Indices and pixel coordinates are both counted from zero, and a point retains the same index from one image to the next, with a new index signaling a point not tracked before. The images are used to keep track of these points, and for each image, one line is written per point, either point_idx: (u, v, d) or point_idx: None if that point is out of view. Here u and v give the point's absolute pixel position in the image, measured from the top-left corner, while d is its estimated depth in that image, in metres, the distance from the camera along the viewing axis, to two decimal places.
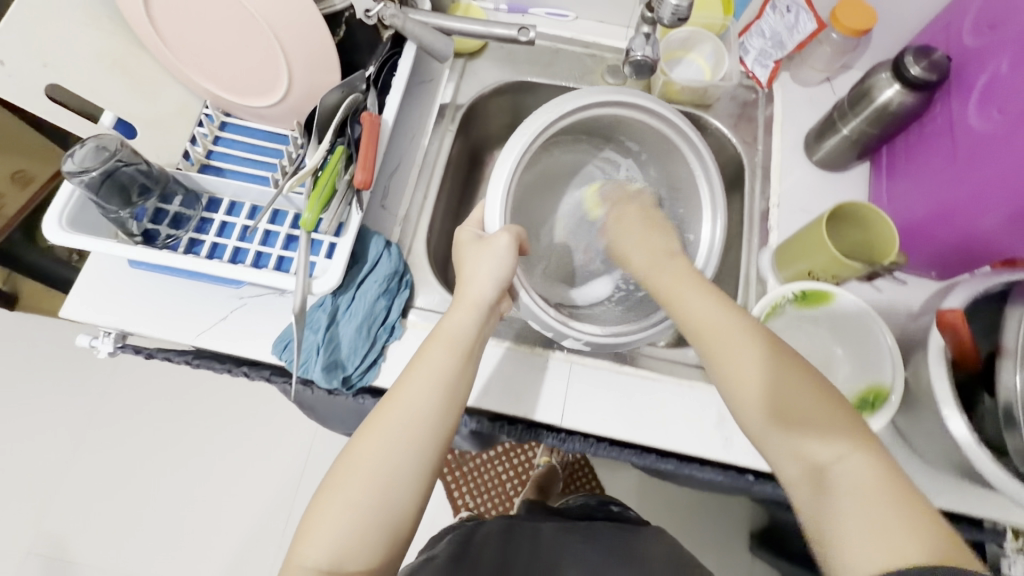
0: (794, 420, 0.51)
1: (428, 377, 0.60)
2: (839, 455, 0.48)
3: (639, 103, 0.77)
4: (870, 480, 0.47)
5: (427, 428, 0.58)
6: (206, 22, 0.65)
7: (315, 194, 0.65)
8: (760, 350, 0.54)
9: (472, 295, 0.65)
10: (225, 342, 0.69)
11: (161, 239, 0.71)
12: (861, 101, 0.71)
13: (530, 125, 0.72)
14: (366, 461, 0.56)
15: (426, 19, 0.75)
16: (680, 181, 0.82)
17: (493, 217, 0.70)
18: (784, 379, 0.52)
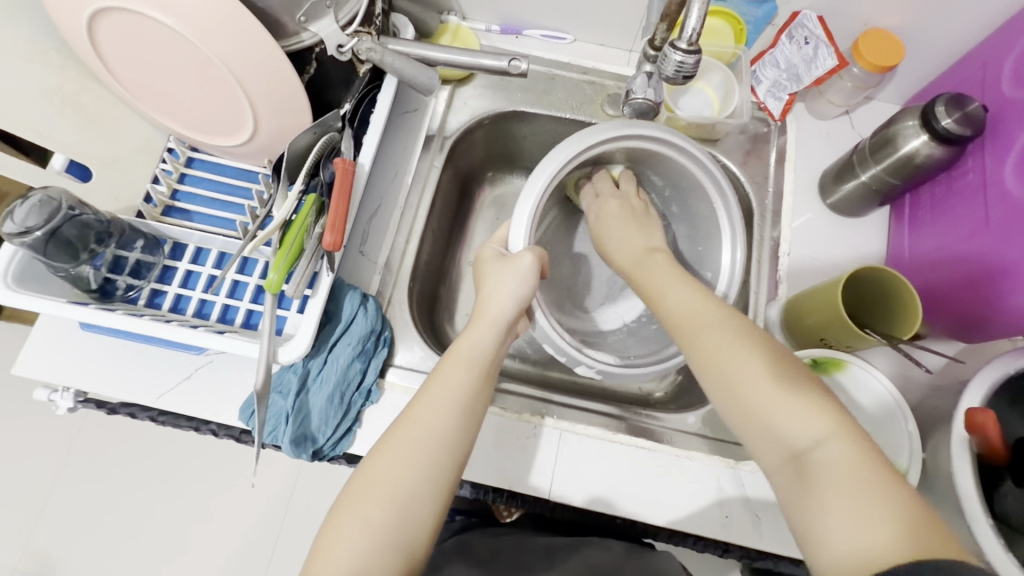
0: (765, 398, 0.46)
1: (448, 390, 0.56)
2: (817, 438, 0.43)
3: (672, 138, 0.67)
4: (849, 466, 0.41)
5: (444, 445, 0.53)
6: (156, 61, 0.58)
7: (281, 252, 0.59)
8: (740, 335, 0.50)
9: (493, 311, 0.62)
10: (189, 404, 0.64)
11: (120, 290, 0.66)
12: (885, 147, 0.65)
13: (559, 154, 0.65)
14: (382, 480, 0.51)
15: (408, 50, 0.69)
16: (710, 219, 0.72)
17: (517, 237, 0.66)
18: (754, 361, 0.48)
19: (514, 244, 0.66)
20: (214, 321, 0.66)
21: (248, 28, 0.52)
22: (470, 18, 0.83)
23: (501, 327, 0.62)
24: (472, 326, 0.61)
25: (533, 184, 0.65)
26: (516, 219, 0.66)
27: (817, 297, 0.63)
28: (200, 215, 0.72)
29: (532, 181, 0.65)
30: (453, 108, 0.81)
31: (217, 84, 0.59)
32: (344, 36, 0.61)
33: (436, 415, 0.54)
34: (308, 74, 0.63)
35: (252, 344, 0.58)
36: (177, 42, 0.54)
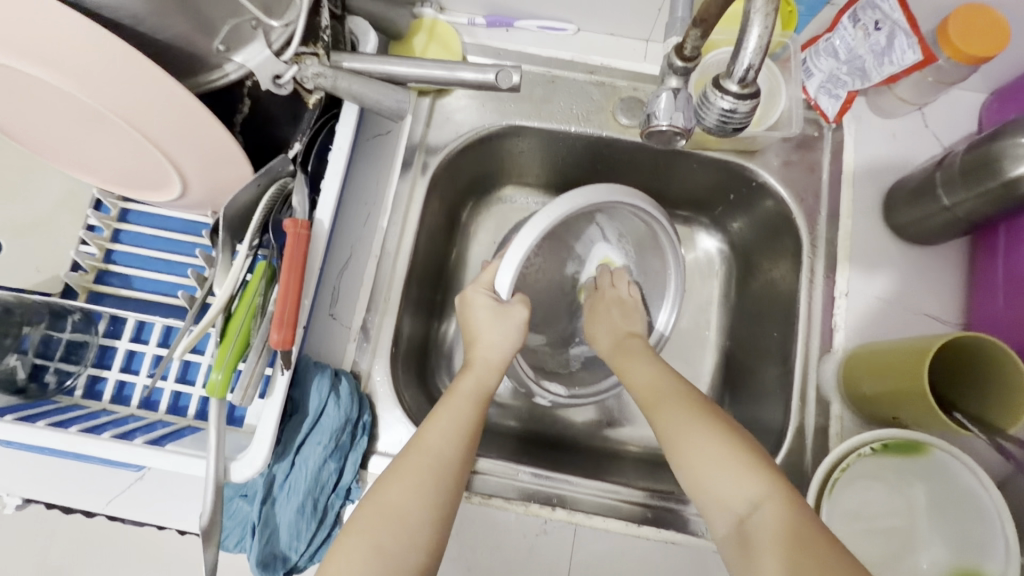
0: (705, 468, 0.45)
1: (456, 420, 0.51)
2: (753, 502, 0.42)
3: (645, 206, 0.62)
4: (783, 529, 0.39)
5: (452, 473, 0.47)
6: (45, 113, 0.46)
7: (224, 347, 0.47)
8: (691, 411, 0.49)
9: (484, 356, 0.57)
10: (141, 511, 0.55)
11: (53, 381, 0.55)
12: (980, 170, 0.51)
13: (556, 207, 0.55)
14: (391, 507, 0.44)
15: (368, 67, 0.56)
16: (656, 275, 0.71)
17: (506, 279, 0.56)
18: (697, 428, 0.47)
19: (502, 288, 0.56)
20: (164, 413, 0.56)
21: (142, 69, 0.39)
22: (449, 9, 0.68)
23: (495, 369, 0.56)
24: (473, 364, 0.56)
25: (524, 234, 0.54)
26: (506, 261, 0.56)
27: (886, 364, 0.52)
28: (142, 279, 0.60)
29: (523, 230, 0.55)
30: (434, 126, 0.67)
31: (126, 139, 0.47)
32: (283, 64, 0.47)
33: (445, 442, 0.49)
34: (241, 114, 0.51)
35: (199, 459, 0.48)
36: (64, 95, 0.43)
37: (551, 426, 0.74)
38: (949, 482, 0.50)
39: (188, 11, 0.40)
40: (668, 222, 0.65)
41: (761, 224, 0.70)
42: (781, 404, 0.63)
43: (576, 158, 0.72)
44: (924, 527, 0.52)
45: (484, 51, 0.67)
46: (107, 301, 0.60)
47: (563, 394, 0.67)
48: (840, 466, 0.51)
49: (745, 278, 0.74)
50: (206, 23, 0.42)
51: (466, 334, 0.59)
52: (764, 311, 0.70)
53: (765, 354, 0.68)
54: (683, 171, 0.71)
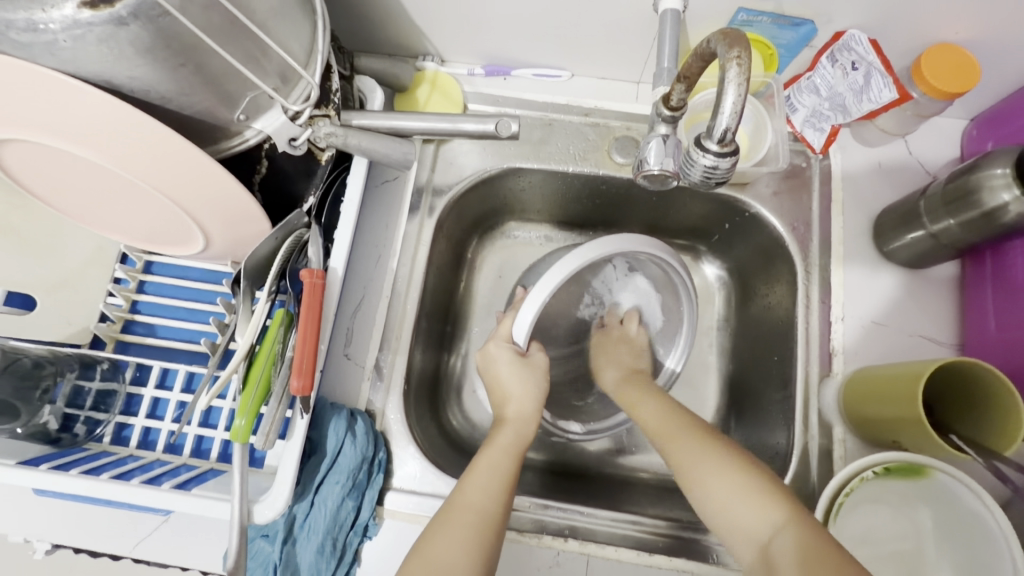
0: (724, 499, 0.47)
1: (495, 473, 0.52)
2: (775, 527, 0.43)
3: (662, 252, 0.63)
4: (805, 549, 0.40)
5: (491, 528, 0.49)
6: (81, 181, 0.50)
7: (246, 394, 0.50)
8: (703, 442, 0.51)
9: (516, 411, 0.59)
10: (165, 555, 0.57)
11: (83, 430, 0.58)
12: (960, 200, 0.54)
13: (577, 254, 0.57)
14: (435, 565, 0.45)
15: (374, 123, 0.60)
16: (672, 310, 0.72)
17: (523, 326, 0.58)
18: (711, 458, 0.50)
19: (519, 334, 0.58)
20: (188, 457, 0.58)
21: (173, 140, 0.43)
22: (449, 61, 0.72)
23: (527, 421, 0.59)
24: (507, 419, 0.58)
25: (549, 278, 0.56)
26: (527, 305, 0.57)
27: (884, 389, 0.53)
28: (165, 328, 0.64)
29: (546, 275, 0.56)
30: (439, 170, 0.70)
31: (159, 201, 0.51)
32: (297, 128, 0.51)
33: (485, 496, 0.50)
34: (259, 173, 0.54)
35: (223, 503, 0.51)
36: (104, 166, 0.47)
37: (561, 455, 0.76)
38: (954, 505, 0.51)
39: (213, 87, 0.44)
40: (683, 267, 0.66)
41: (756, 251, 0.73)
42: (785, 428, 0.64)
43: (575, 194, 0.75)
44: (932, 551, 0.52)
45: (484, 98, 0.71)
46: (133, 349, 0.63)
47: (579, 432, 0.72)
48: (847, 490, 0.52)
49: (744, 304, 0.76)
50: (229, 96, 0.46)
51: (497, 389, 0.61)
52: (764, 335, 0.72)
53: (767, 378, 0.69)
54: (678, 204, 0.74)
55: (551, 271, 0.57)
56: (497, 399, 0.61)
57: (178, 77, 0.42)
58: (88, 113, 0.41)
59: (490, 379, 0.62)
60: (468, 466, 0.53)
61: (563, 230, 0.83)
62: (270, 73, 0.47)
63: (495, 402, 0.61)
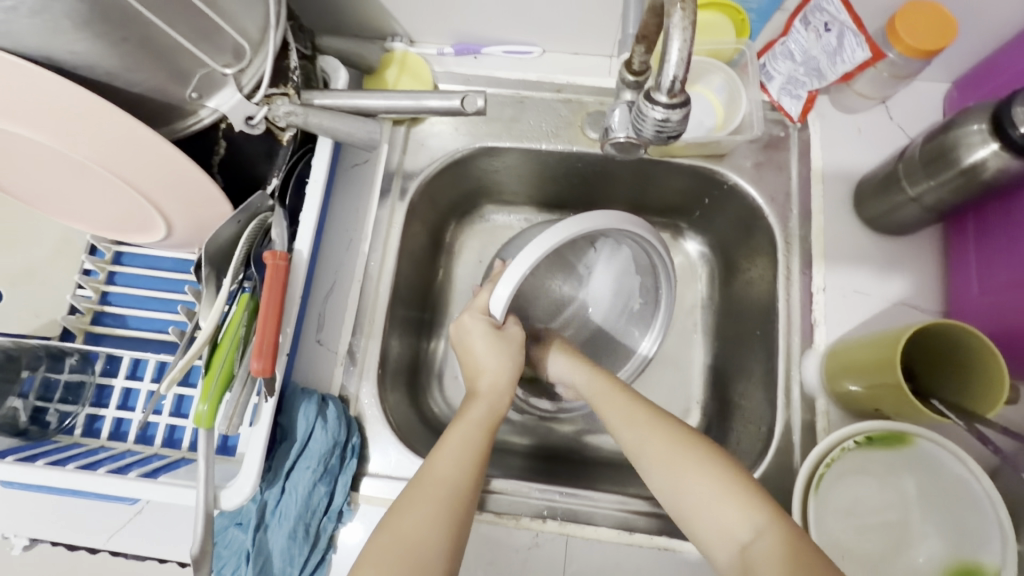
0: (695, 497, 0.45)
1: (467, 448, 0.51)
2: (755, 530, 0.42)
3: (640, 229, 0.61)
4: (785, 555, 0.39)
5: (461, 500, 0.47)
6: (37, 166, 0.49)
7: (209, 379, 0.49)
8: (677, 437, 0.49)
9: (489, 385, 0.58)
10: (138, 546, 0.56)
11: (53, 420, 0.58)
12: (938, 159, 0.52)
13: (559, 228, 0.56)
14: (408, 539, 0.44)
15: (337, 102, 0.58)
16: (649, 292, 0.71)
17: (501, 298, 0.57)
18: (689, 458, 0.47)
19: (497, 308, 0.58)
20: (159, 447, 0.58)
21: (117, 119, 0.42)
22: (418, 42, 0.71)
23: (501, 395, 0.58)
24: (480, 393, 0.57)
25: (529, 252, 0.55)
26: (505, 279, 0.57)
27: (864, 358, 0.52)
28: (136, 318, 0.63)
29: (524, 250, 0.55)
30: (410, 152, 0.69)
31: (114, 185, 0.50)
32: (253, 106, 0.50)
33: (457, 469, 0.49)
34: (219, 155, 0.54)
35: (190, 489, 0.50)
36: (55, 148, 0.46)
37: (545, 439, 0.75)
38: (940, 472, 0.50)
39: (161, 64, 0.43)
40: (663, 245, 0.65)
41: (736, 225, 0.71)
42: (768, 403, 0.63)
43: (550, 173, 0.74)
44: (919, 520, 0.51)
45: (454, 78, 0.70)
46: (104, 341, 0.63)
47: (549, 408, 0.71)
48: (828, 460, 0.51)
49: (728, 280, 0.75)
50: (179, 73, 0.45)
51: (469, 362, 0.60)
52: (747, 310, 0.70)
53: (751, 353, 0.68)
54: (655, 179, 0.72)
55: (530, 248, 0.55)
56: (467, 375, 0.60)
57: (122, 52, 0.41)
58: (31, 92, 0.40)
59: (463, 353, 0.61)
60: (438, 441, 0.52)
61: (543, 212, 0.82)
62: (224, 49, 0.46)
63: (469, 376, 0.60)
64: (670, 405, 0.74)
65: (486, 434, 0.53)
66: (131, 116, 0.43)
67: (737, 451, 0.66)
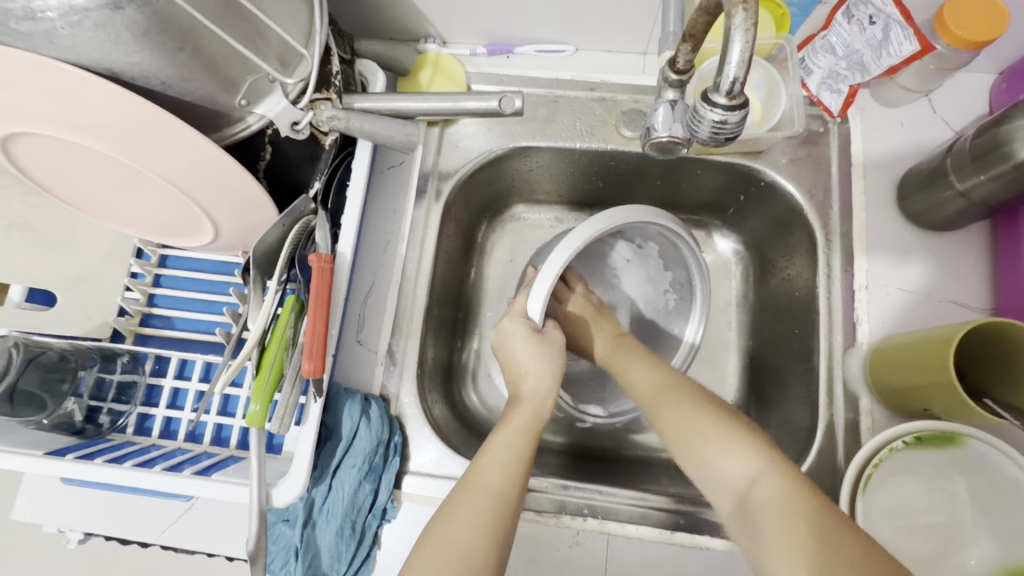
0: (711, 442, 0.46)
1: (510, 455, 0.51)
2: (752, 475, 0.43)
3: (669, 224, 0.62)
4: (785, 498, 0.40)
5: (507, 508, 0.48)
6: (92, 173, 0.50)
7: (259, 379, 0.50)
8: (688, 397, 0.51)
9: (532, 389, 0.57)
10: (190, 542, 0.58)
11: (107, 420, 0.59)
12: (989, 153, 0.51)
13: (581, 232, 0.55)
14: (452, 549, 0.45)
15: (376, 105, 0.59)
16: (682, 285, 0.71)
17: (534, 305, 0.57)
18: (697, 412, 0.49)
19: (533, 313, 0.58)
20: (208, 445, 0.59)
21: (172, 126, 0.43)
22: (451, 43, 0.71)
23: (543, 398, 0.57)
24: (523, 396, 0.57)
25: (557, 254, 0.55)
26: (537, 287, 0.57)
27: (911, 357, 0.51)
28: (182, 319, 0.64)
29: (552, 256, 0.55)
30: (444, 153, 0.69)
31: (166, 191, 0.51)
32: (300, 112, 0.51)
33: (501, 478, 0.49)
34: (263, 161, 0.55)
35: (242, 487, 0.51)
36: (113, 157, 0.47)
37: (580, 437, 0.75)
38: (994, 477, 0.49)
39: (212, 73, 0.44)
40: (692, 238, 0.65)
41: (773, 222, 0.70)
42: (808, 403, 0.62)
43: (583, 171, 0.74)
44: (969, 521, 0.50)
45: (487, 78, 0.70)
46: (150, 342, 0.65)
47: (603, 415, 0.72)
48: (875, 461, 0.50)
49: (764, 277, 0.74)
50: (229, 82, 0.46)
51: (511, 366, 0.60)
52: (784, 309, 0.69)
53: (790, 352, 0.67)
54: (689, 177, 0.72)
55: (556, 255, 0.55)
56: (510, 380, 0.60)
57: (178, 62, 0.42)
58: (92, 103, 0.41)
59: (506, 358, 0.61)
60: (480, 448, 0.52)
61: (574, 210, 0.82)
62: (271, 57, 0.47)
63: (512, 380, 0.60)
64: None
65: (530, 439, 0.53)
66: (193, 130, 0.44)
67: None
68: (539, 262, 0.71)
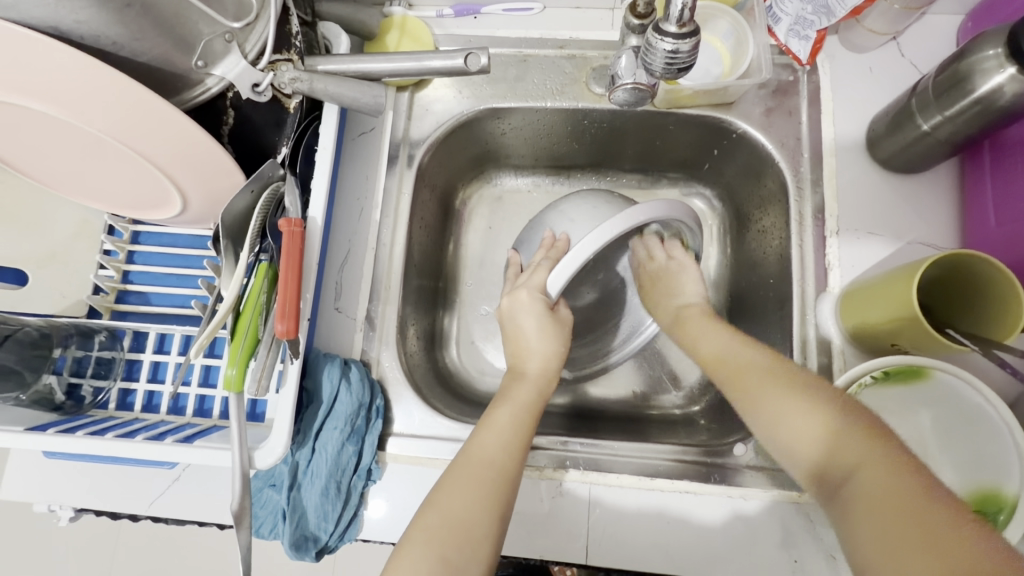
0: (796, 425, 0.44)
1: (511, 429, 0.52)
2: (844, 458, 0.40)
3: (694, 226, 0.63)
4: (880, 476, 0.37)
5: (505, 482, 0.48)
6: (51, 142, 0.49)
7: (235, 345, 0.50)
8: (783, 376, 0.48)
9: (538, 367, 0.57)
10: (179, 512, 0.58)
11: (88, 395, 0.60)
12: (952, 89, 0.51)
13: (632, 214, 0.53)
14: (453, 521, 0.45)
15: (341, 67, 0.59)
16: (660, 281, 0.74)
17: (559, 278, 0.57)
18: (789, 397, 0.46)
19: (554, 287, 0.57)
20: (191, 416, 0.59)
21: (126, 89, 0.42)
22: (417, 5, 0.70)
23: (549, 379, 0.57)
24: (528, 374, 0.56)
25: (599, 234, 0.53)
26: (567, 260, 0.56)
27: (879, 295, 0.52)
28: (158, 294, 0.64)
29: (594, 233, 0.53)
30: (415, 118, 0.69)
31: (130, 159, 0.50)
32: (259, 72, 0.50)
33: (501, 450, 0.50)
34: (227, 125, 0.54)
35: (224, 451, 0.52)
36: (71, 123, 0.46)
37: (563, 399, 0.76)
38: (963, 407, 0.50)
39: (165, 31, 0.43)
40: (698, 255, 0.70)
41: (745, 172, 0.70)
42: (783, 351, 0.63)
43: (561, 134, 0.74)
44: (938, 449, 0.52)
45: (454, 39, 0.69)
46: (129, 318, 0.64)
47: (567, 375, 0.76)
48: (845, 397, 0.51)
49: (739, 232, 0.75)
50: (183, 40, 0.45)
51: (516, 343, 0.59)
52: (760, 263, 0.70)
53: (765, 302, 0.68)
54: (662, 134, 0.71)
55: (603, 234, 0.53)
56: (511, 356, 0.59)
57: (127, 19, 0.41)
58: (42, 67, 0.41)
59: (507, 333, 0.60)
60: (479, 422, 0.53)
61: (551, 175, 0.81)
62: (226, 15, 0.46)
63: (514, 355, 0.59)
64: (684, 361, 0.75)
65: (530, 421, 0.53)
66: (155, 94, 0.44)
67: None
68: (556, 227, 0.66)
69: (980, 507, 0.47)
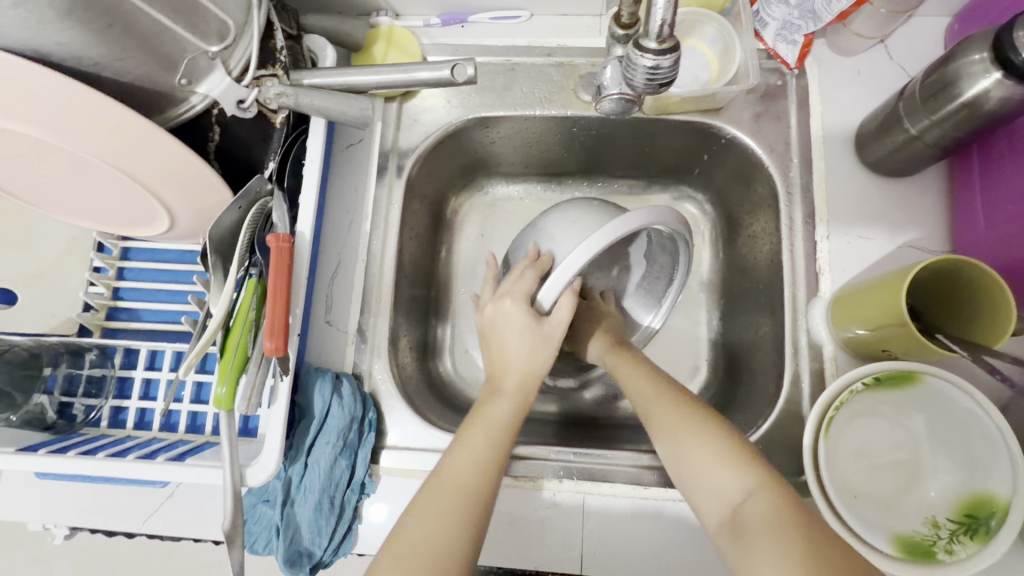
0: (704, 457, 0.47)
1: (484, 450, 0.51)
2: (746, 492, 0.44)
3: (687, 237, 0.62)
4: (775, 515, 0.41)
5: (478, 506, 0.48)
6: (35, 163, 0.49)
7: (224, 363, 0.50)
8: (689, 409, 0.51)
9: (516, 384, 0.56)
10: (172, 530, 0.58)
11: (79, 413, 0.59)
12: (939, 93, 0.51)
13: (629, 219, 0.53)
14: (424, 546, 0.45)
15: (328, 80, 0.59)
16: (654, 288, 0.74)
17: (550, 291, 0.56)
18: (694, 432, 0.49)
19: (548, 297, 0.56)
20: (184, 433, 0.59)
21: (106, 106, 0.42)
22: (404, 15, 0.70)
23: (526, 394, 0.56)
24: (506, 391, 0.56)
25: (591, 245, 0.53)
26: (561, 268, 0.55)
27: (868, 301, 0.52)
28: (148, 310, 0.64)
29: (592, 239, 0.53)
30: (404, 128, 0.69)
31: (115, 178, 0.50)
32: (244, 88, 0.50)
33: (476, 474, 0.49)
34: (213, 142, 0.54)
35: (215, 470, 0.51)
36: (56, 144, 0.46)
37: (557, 406, 0.76)
38: (954, 413, 0.50)
39: (148, 50, 0.43)
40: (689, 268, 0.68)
41: (735, 175, 0.70)
42: (775, 356, 0.63)
43: (551, 142, 0.74)
44: (930, 456, 0.51)
45: (442, 49, 0.69)
46: (120, 335, 0.64)
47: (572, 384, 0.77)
48: (835, 403, 0.51)
49: (731, 236, 0.74)
50: (166, 59, 0.44)
51: (497, 358, 0.58)
52: (751, 268, 0.70)
53: (757, 307, 0.68)
54: (652, 140, 0.71)
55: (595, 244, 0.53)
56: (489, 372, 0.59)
57: (109, 40, 0.41)
58: (22, 90, 0.40)
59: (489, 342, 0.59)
60: (455, 442, 0.52)
61: (544, 182, 0.81)
62: (209, 34, 0.46)
63: (494, 371, 0.58)
64: (678, 366, 0.75)
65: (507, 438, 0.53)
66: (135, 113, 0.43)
67: (746, 405, 0.66)
68: (539, 240, 0.66)
69: (972, 513, 0.47)
